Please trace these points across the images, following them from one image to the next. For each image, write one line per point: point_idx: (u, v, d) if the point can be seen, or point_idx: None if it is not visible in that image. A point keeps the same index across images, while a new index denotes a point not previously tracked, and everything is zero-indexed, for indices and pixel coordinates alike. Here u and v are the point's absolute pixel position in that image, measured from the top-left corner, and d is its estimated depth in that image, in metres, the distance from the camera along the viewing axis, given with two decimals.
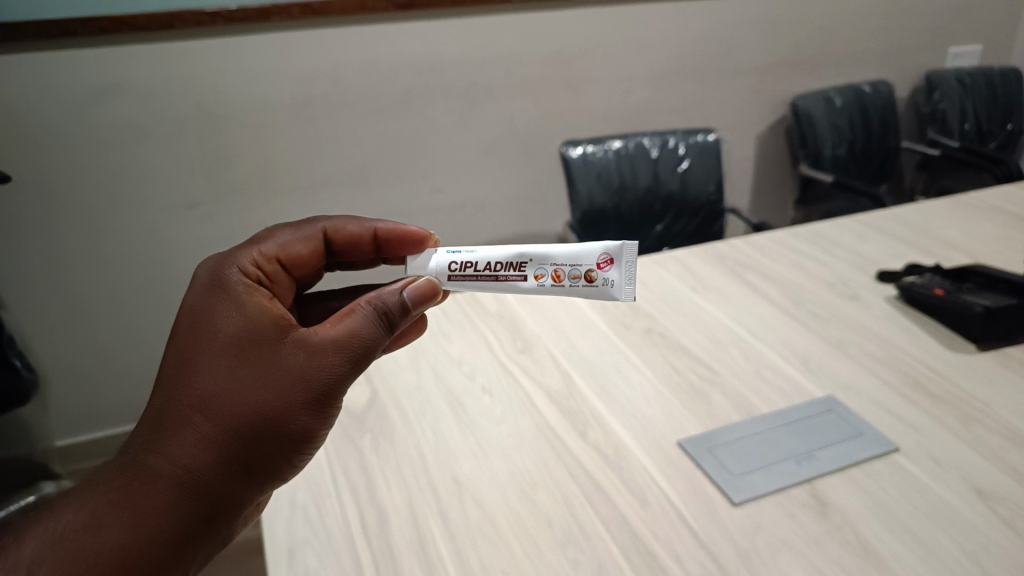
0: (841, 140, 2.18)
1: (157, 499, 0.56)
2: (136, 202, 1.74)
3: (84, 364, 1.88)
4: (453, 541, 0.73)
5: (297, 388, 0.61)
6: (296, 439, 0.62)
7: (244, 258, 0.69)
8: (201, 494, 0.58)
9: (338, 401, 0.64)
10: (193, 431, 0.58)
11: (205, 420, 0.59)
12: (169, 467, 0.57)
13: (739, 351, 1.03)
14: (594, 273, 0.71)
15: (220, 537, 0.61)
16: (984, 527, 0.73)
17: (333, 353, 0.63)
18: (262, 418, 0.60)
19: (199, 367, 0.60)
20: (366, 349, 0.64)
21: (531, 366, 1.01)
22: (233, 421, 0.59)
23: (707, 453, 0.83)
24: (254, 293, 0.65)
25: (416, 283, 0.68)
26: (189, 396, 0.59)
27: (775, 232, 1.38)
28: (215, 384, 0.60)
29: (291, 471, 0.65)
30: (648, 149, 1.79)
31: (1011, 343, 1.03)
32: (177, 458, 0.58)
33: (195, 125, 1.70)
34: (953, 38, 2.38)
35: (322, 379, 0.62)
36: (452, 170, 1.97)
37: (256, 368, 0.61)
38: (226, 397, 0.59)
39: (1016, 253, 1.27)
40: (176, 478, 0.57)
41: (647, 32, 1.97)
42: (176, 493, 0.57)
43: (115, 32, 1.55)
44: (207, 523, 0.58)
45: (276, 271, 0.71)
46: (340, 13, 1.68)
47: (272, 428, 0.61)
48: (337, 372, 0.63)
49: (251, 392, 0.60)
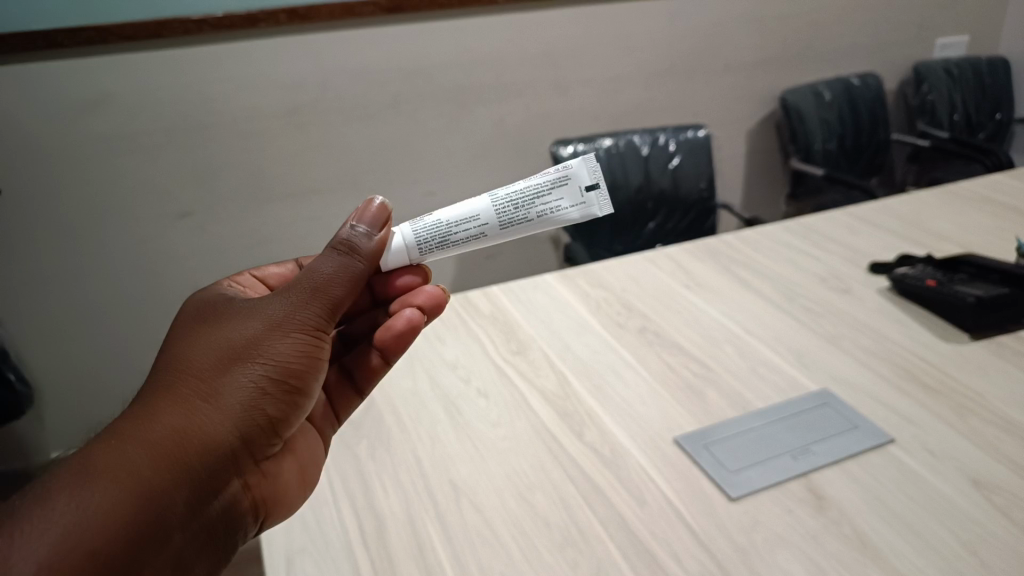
0: (831, 133, 2.19)
1: (121, 453, 0.53)
2: (126, 213, 1.73)
3: (76, 377, 1.88)
4: (451, 546, 0.73)
5: (259, 324, 0.60)
6: (269, 377, 0.59)
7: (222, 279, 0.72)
8: (169, 445, 0.54)
9: (310, 333, 0.61)
10: (158, 386, 0.57)
11: (172, 379, 0.57)
12: (134, 425, 0.55)
13: (733, 347, 1.03)
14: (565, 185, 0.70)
15: (203, 499, 0.55)
16: (980, 518, 0.73)
17: (293, 287, 0.62)
18: (227, 358, 0.59)
19: (171, 342, 0.61)
20: (325, 281, 0.62)
21: (526, 367, 1.01)
22: (199, 367, 0.58)
23: (703, 449, 0.84)
24: (222, 287, 0.68)
25: (368, 210, 0.66)
26: (159, 364, 0.60)
27: (766, 228, 1.38)
28: (182, 349, 0.60)
29: (279, 425, 0.61)
30: (639, 147, 1.80)
31: (1003, 333, 1.03)
32: (145, 417, 0.55)
33: (186, 135, 1.69)
34: (940, 29, 2.39)
35: (282, 315, 0.61)
36: (444, 172, 1.97)
37: (218, 327, 0.61)
38: (191, 351, 0.59)
39: (1007, 243, 1.27)
40: (138, 430, 0.54)
41: (635, 30, 1.98)
42: (139, 442, 0.54)
43: (102, 42, 1.54)
44: (182, 476, 0.54)
45: (251, 279, 0.74)
46: (327, 18, 1.67)
47: (240, 367, 0.59)
48: (296, 308, 0.61)
49: (214, 344, 0.59)
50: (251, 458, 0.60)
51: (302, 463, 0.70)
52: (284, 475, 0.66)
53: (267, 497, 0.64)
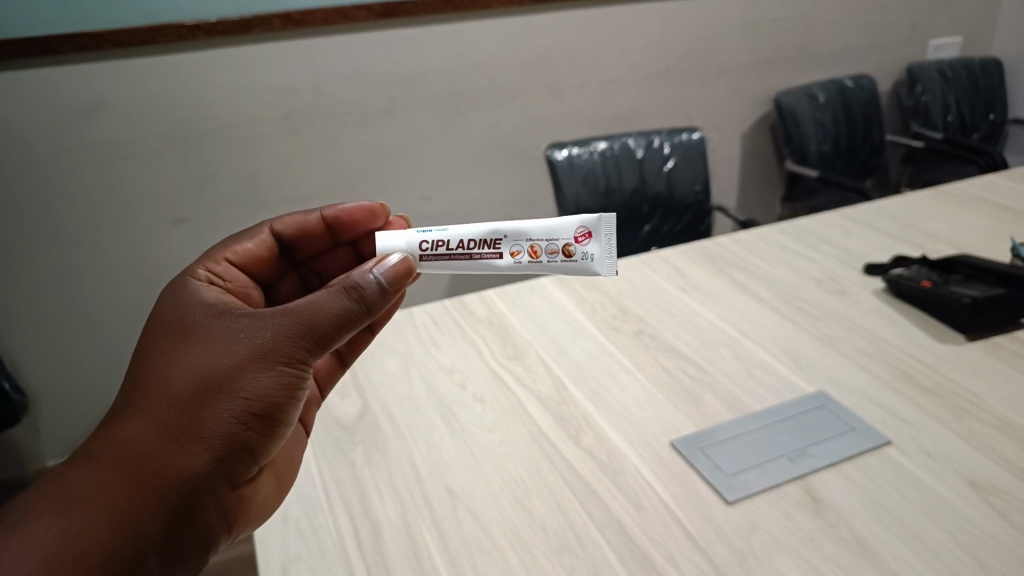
0: (825, 135, 2.19)
1: (94, 479, 0.53)
2: (120, 220, 1.72)
3: (70, 387, 1.87)
4: (448, 553, 0.73)
5: (246, 354, 0.59)
6: (249, 406, 0.58)
7: (201, 265, 0.70)
8: (142, 472, 0.55)
9: (295, 366, 0.60)
10: (135, 405, 0.57)
11: (148, 398, 0.57)
12: (111, 446, 0.55)
13: (729, 349, 1.03)
14: (572, 247, 0.72)
15: (175, 526, 0.56)
16: (977, 519, 0.73)
17: (281, 316, 0.60)
18: (205, 383, 0.57)
19: (149, 351, 0.60)
20: (319, 315, 0.60)
21: (522, 371, 1.01)
22: (176, 389, 0.57)
23: (700, 453, 0.83)
24: (203, 288, 0.66)
25: (389, 263, 0.64)
26: (136, 377, 0.59)
27: (762, 230, 1.38)
28: (160, 365, 0.58)
29: (258, 449, 0.61)
30: (633, 150, 1.80)
31: (997, 334, 1.03)
32: (119, 437, 0.55)
33: (180, 140, 1.69)
34: (933, 31, 2.40)
35: (267, 345, 0.59)
36: (439, 177, 1.97)
37: (198, 346, 0.59)
38: (170, 371, 0.58)
39: (1002, 244, 1.27)
40: (114, 456, 0.54)
41: (629, 34, 1.98)
42: (114, 471, 0.54)
43: (95, 48, 1.54)
44: (154, 504, 0.54)
45: (227, 270, 0.73)
46: (321, 23, 1.67)
47: (219, 395, 0.58)
48: (282, 339, 0.59)
49: (194, 366, 0.58)
50: (226, 480, 0.60)
51: (277, 470, 0.72)
52: (256, 484, 0.67)
53: (241, 513, 0.64)
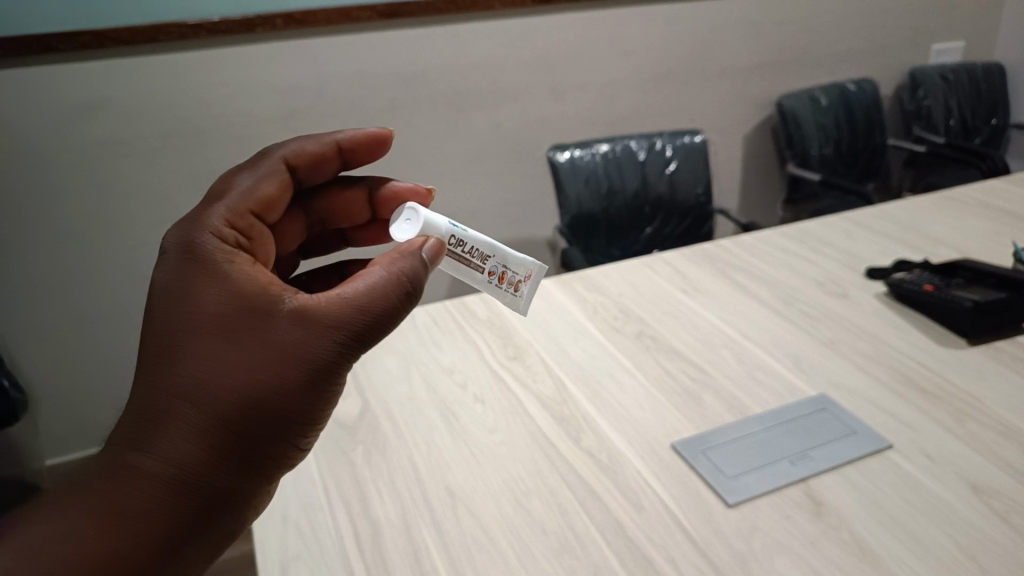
0: (827, 138, 2.19)
1: (148, 500, 0.53)
2: (122, 219, 1.73)
3: (70, 385, 1.86)
4: (448, 554, 0.72)
5: (296, 364, 0.57)
6: (298, 417, 0.59)
7: (221, 218, 0.63)
8: (195, 488, 0.55)
9: (342, 373, 0.60)
10: (182, 416, 0.55)
11: (195, 411, 0.55)
12: (161, 461, 0.54)
13: (730, 352, 1.02)
14: (521, 285, 0.76)
15: (224, 530, 0.58)
16: (978, 522, 0.73)
17: (333, 326, 0.58)
18: (256, 396, 0.56)
19: (186, 346, 0.57)
20: (369, 324, 0.60)
21: (523, 372, 1.00)
22: (225, 401, 0.56)
23: (701, 455, 0.83)
24: (234, 260, 0.60)
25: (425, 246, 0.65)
26: (175, 379, 0.56)
27: (763, 233, 1.38)
28: (203, 371, 0.56)
29: (303, 444, 0.63)
30: (635, 152, 1.80)
31: (999, 338, 1.03)
32: (167, 452, 0.54)
33: (182, 139, 1.69)
34: (935, 35, 2.40)
35: (318, 356, 0.58)
36: (441, 178, 1.97)
37: (244, 353, 0.57)
38: (217, 381, 0.56)
39: (1003, 248, 1.27)
40: (172, 478, 0.54)
41: (632, 36, 1.98)
42: (168, 489, 0.54)
43: (97, 46, 1.54)
44: (209, 517, 0.55)
45: (253, 224, 0.65)
46: (323, 22, 1.67)
47: (269, 407, 0.57)
48: (333, 351, 0.58)
49: (241, 376, 0.56)
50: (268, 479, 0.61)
51: None
52: None
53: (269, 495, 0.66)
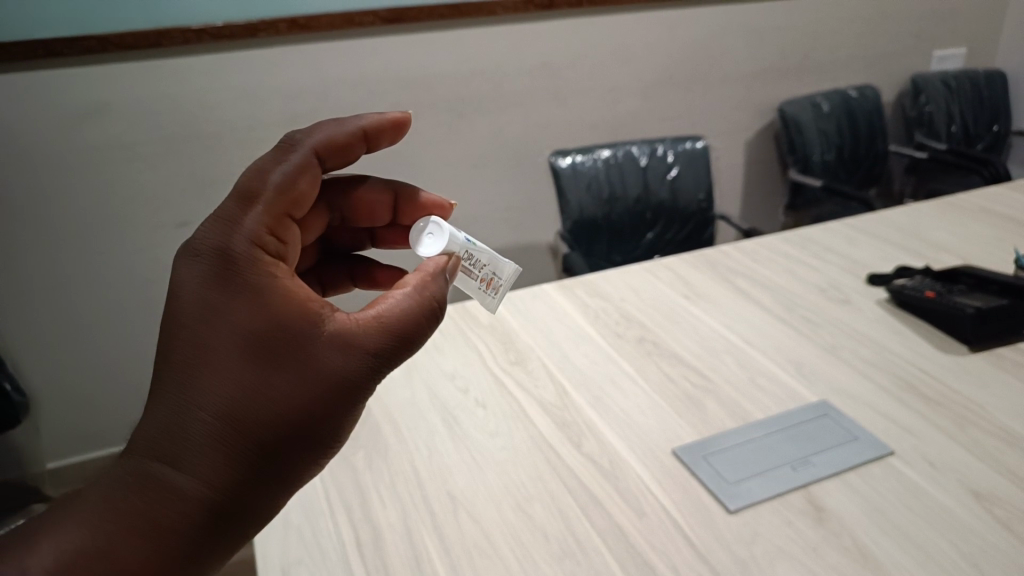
0: (829, 144, 2.19)
1: (185, 525, 0.51)
2: (125, 222, 1.73)
3: (71, 389, 1.86)
4: (449, 559, 0.72)
5: (337, 389, 0.56)
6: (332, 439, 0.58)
7: (257, 220, 0.58)
8: (230, 511, 0.53)
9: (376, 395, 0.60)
10: (221, 438, 0.53)
11: (235, 434, 0.53)
12: (197, 483, 0.52)
13: (732, 357, 1.02)
14: (498, 284, 0.74)
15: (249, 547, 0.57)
16: (980, 529, 0.72)
17: (375, 352, 0.57)
18: (296, 421, 0.55)
19: (224, 363, 0.54)
20: (406, 349, 0.59)
21: (525, 377, 1.00)
22: (265, 425, 0.54)
23: (702, 461, 0.83)
24: (273, 271, 0.57)
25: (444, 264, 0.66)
26: (212, 398, 0.53)
27: (765, 238, 1.38)
28: (243, 391, 0.54)
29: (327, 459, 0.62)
30: (637, 157, 1.80)
31: (1001, 344, 1.03)
32: (205, 476, 0.52)
33: (186, 143, 1.70)
34: (937, 41, 2.40)
35: (358, 381, 0.57)
36: (443, 183, 1.97)
37: (286, 376, 0.55)
38: (258, 404, 0.54)
39: (1005, 255, 1.27)
40: (208, 502, 0.52)
41: (634, 42, 1.99)
42: (204, 513, 0.52)
43: (101, 51, 1.55)
44: (238, 536, 0.54)
45: (286, 229, 0.60)
46: (327, 28, 1.68)
47: (308, 431, 0.56)
48: (372, 377, 0.58)
49: (282, 399, 0.54)
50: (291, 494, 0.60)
51: None
52: None
53: None
